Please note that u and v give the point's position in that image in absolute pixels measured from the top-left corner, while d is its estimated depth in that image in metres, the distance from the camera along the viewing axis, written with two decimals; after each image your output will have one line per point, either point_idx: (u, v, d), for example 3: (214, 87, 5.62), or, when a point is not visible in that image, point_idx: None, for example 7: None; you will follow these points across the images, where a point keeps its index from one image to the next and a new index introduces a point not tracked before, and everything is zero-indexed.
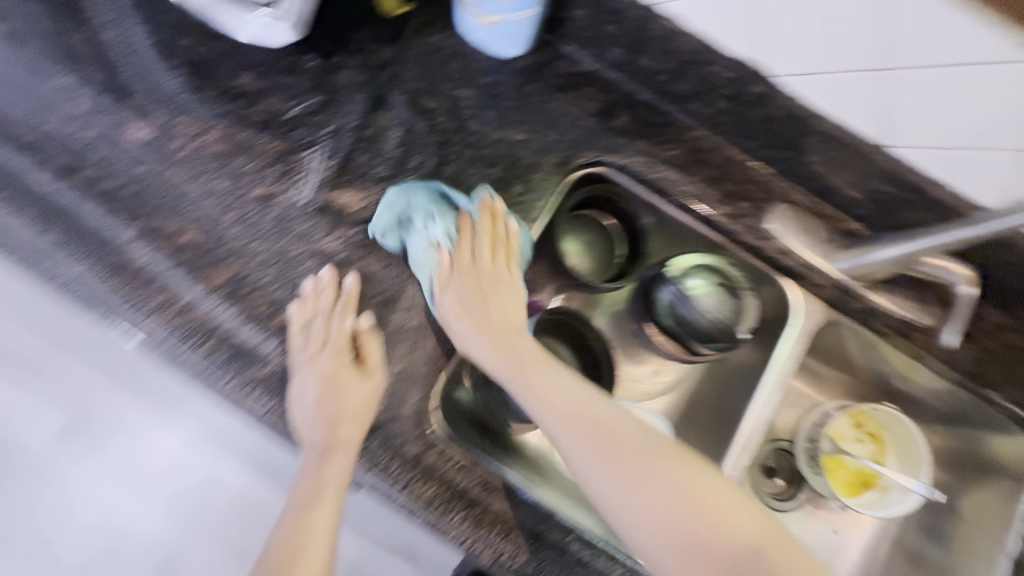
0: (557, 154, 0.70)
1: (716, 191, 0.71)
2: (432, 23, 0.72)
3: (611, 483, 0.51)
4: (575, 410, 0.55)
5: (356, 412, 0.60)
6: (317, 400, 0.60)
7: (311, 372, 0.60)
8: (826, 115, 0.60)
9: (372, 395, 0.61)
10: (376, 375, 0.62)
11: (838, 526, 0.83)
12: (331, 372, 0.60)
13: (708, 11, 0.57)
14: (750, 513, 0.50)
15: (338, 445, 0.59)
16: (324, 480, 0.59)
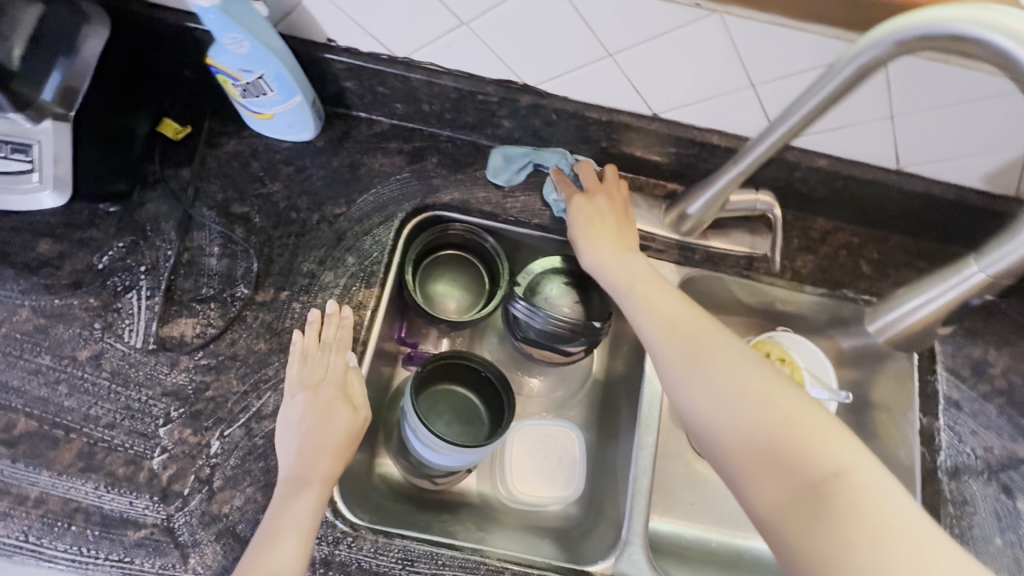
0: (380, 213, 0.71)
1: (539, 198, 0.73)
2: (221, 131, 0.72)
3: (702, 379, 0.50)
4: (670, 310, 0.56)
5: (338, 447, 0.58)
6: (304, 430, 0.58)
7: (303, 403, 0.59)
8: (594, 105, 0.64)
9: (355, 430, 0.59)
10: (362, 412, 0.61)
11: None
12: (321, 400, 0.59)
13: (448, 53, 0.61)
14: (826, 441, 0.45)
15: (313, 481, 0.55)
16: (279, 522, 0.53)
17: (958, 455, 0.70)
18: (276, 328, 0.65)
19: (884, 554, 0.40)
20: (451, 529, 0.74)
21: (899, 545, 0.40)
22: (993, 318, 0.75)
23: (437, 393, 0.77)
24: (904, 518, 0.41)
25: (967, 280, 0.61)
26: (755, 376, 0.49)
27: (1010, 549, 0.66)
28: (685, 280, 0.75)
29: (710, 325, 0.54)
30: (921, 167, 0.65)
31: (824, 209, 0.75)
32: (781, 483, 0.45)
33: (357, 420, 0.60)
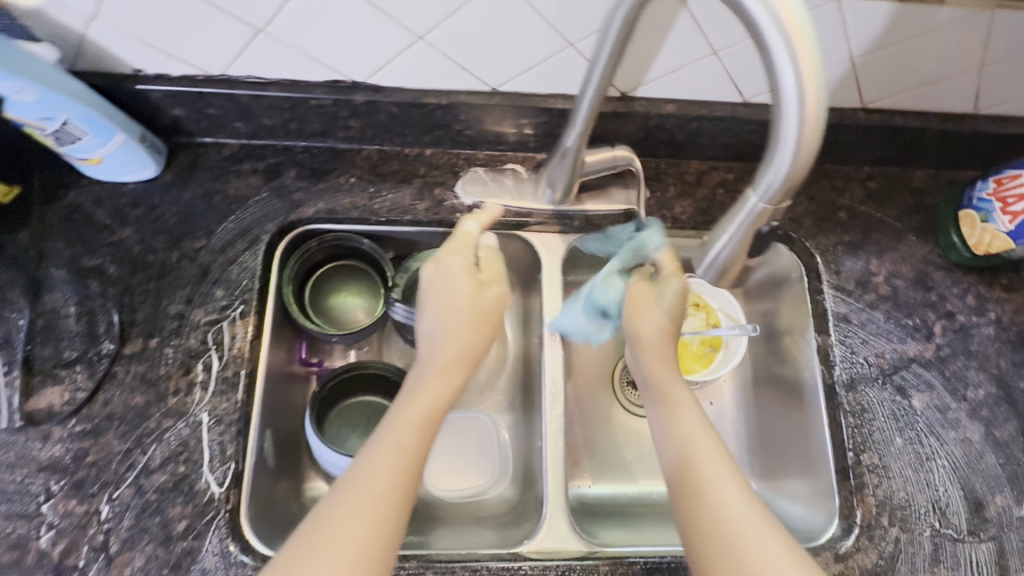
0: (244, 239, 0.68)
1: (407, 192, 0.72)
2: (56, 184, 0.67)
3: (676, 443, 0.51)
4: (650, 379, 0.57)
5: (479, 322, 0.58)
6: (428, 318, 0.57)
7: (434, 285, 0.59)
8: (431, 90, 0.63)
9: (494, 309, 0.59)
10: (496, 292, 0.60)
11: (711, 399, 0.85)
12: (451, 272, 0.59)
13: (264, 63, 0.58)
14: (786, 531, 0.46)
15: (414, 390, 0.53)
16: (417, 400, 0.52)
17: (852, 366, 0.72)
18: (151, 377, 0.63)
19: None
20: None
21: None
22: (871, 227, 0.77)
23: (347, 408, 0.76)
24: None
25: (750, 217, 0.39)
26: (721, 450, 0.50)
27: (909, 446, 0.69)
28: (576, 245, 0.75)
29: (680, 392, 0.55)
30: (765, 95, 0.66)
31: (693, 151, 0.74)
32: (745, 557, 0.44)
33: (501, 294, 0.60)
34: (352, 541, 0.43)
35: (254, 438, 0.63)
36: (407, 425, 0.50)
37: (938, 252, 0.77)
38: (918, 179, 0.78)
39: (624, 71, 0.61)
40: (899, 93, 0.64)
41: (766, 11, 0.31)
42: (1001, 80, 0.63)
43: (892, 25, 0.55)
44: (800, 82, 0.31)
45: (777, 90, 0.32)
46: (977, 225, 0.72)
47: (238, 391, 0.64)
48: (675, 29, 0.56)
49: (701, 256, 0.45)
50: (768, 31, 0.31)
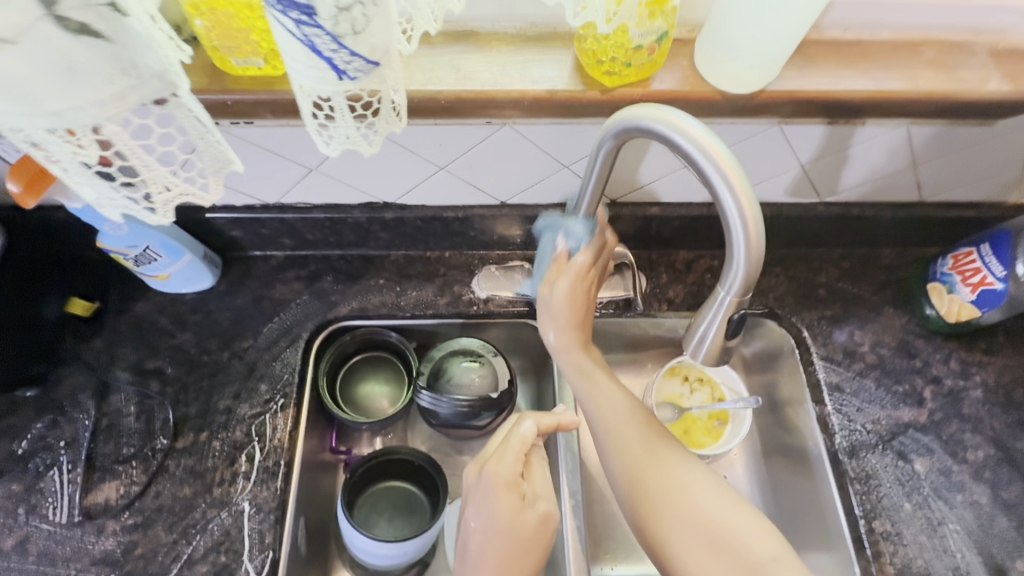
0: (287, 338, 0.77)
1: (430, 290, 0.81)
2: (127, 297, 0.78)
3: (655, 504, 0.55)
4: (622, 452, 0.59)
5: (519, 543, 0.56)
6: (471, 523, 0.58)
7: (479, 495, 0.59)
8: (450, 206, 0.75)
9: (524, 530, 0.57)
10: (530, 513, 0.58)
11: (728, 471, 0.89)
12: (489, 490, 0.58)
13: (312, 193, 0.71)
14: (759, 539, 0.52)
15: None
16: None
17: (851, 434, 0.76)
18: (199, 470, 0.68)
19: None
20: None
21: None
22: (850, 302, 0.85)
23: (375, 494, 0.79)
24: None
25: (723, 306, 0.48)
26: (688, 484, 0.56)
27: (919, 511, 0.71)
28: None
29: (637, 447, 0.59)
30: None
31: (679, 242, 0.84)
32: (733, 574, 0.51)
33: (544, 514, 0.58)
34: None
35: (290, 526, 0.67)
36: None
37: (916, 322, 0.84)
38: (887, 257, 0.87)
39: (611, 183, 0.73)
40: (850, 189, 0.75)
41: (707, 161, 0.41)
42: (936, 177, 0.74)
43: (830, 141, 0.66)
44: (743, 214, 0.41)
45: (722, 211, 0.42)
46: (943, 295, 0.79)
47: (277, 479, 0.69)
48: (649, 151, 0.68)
49: (687, 338, 0.52)
50: (713, 178, 0.41)
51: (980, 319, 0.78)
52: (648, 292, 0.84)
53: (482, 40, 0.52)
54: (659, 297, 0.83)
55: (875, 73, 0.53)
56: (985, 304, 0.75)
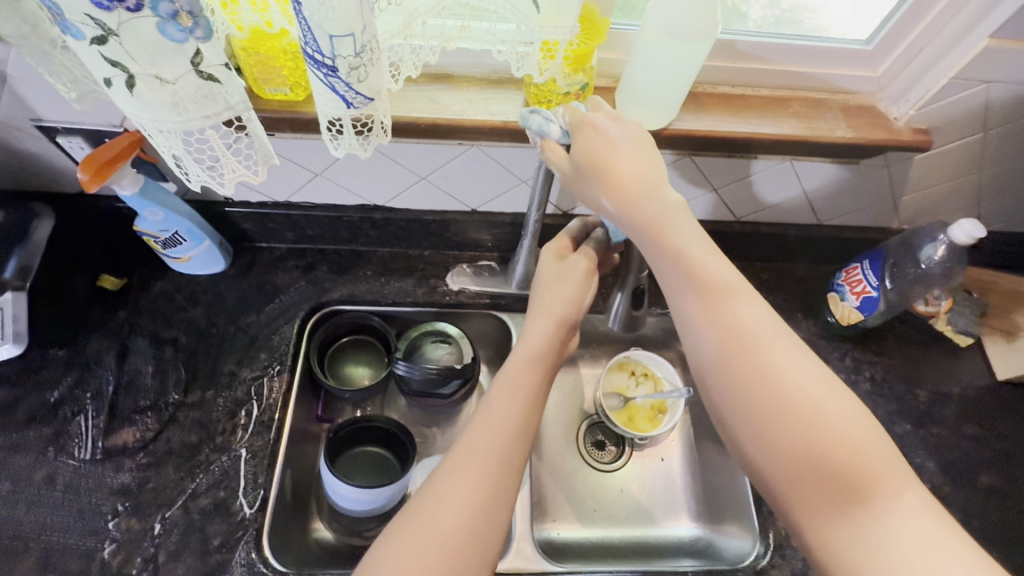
0: (285, 316, 0.91)
1: (410, 282, 0.96)
2: (148, 276, 0.91)
3: (759, 389, 0.53)
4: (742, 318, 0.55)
5: (565, 295, 0.65)
6: (535, 289, 0.68)
7: (542, 270, 0.69)
8: (429, 210, 0.90)
9: (571, 274, 0.66)
10: (577, 265, 0.67)
11: (663, 453, 1.04)
12: (549, 266, 0.68)
13: (316, 194, 0.86)
14: (856, 432, 0.51)
15: (478, 429, 0.57)
16: (508, 384, 0.60)
17: None
18: (204, 420, 0.81)
19: (836, 496, 0.49)
20: None
21: (880, 505, 0.48)
22: None
23: (355, 455, 0.92)
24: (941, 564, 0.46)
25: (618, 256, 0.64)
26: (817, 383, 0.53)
27: None
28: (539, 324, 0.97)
29: (765, 341, 0.54)
30: None
31: None
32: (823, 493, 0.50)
33: (585, 271, 0.66)
34: (462, 495, 0.52)
35: (279, 471, 0.80)
36: (470, 479, 0.53)
37: (819, 325, 0.99)
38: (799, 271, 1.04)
39: (563, 198, 0.89)
40: (757, 210, 0.92)
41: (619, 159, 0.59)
42: (827, 205, 0.91)
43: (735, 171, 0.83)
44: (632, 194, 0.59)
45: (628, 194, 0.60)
46: (837, 303, 0.95)
47: (271, 431, 0.81)
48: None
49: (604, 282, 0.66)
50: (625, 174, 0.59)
51: (866, 323, 0.94)
52: None
53: (456, 80, 0.68)
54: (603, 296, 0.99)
55: (753, 120, 0.70)
56: (866, 309, 0.92)
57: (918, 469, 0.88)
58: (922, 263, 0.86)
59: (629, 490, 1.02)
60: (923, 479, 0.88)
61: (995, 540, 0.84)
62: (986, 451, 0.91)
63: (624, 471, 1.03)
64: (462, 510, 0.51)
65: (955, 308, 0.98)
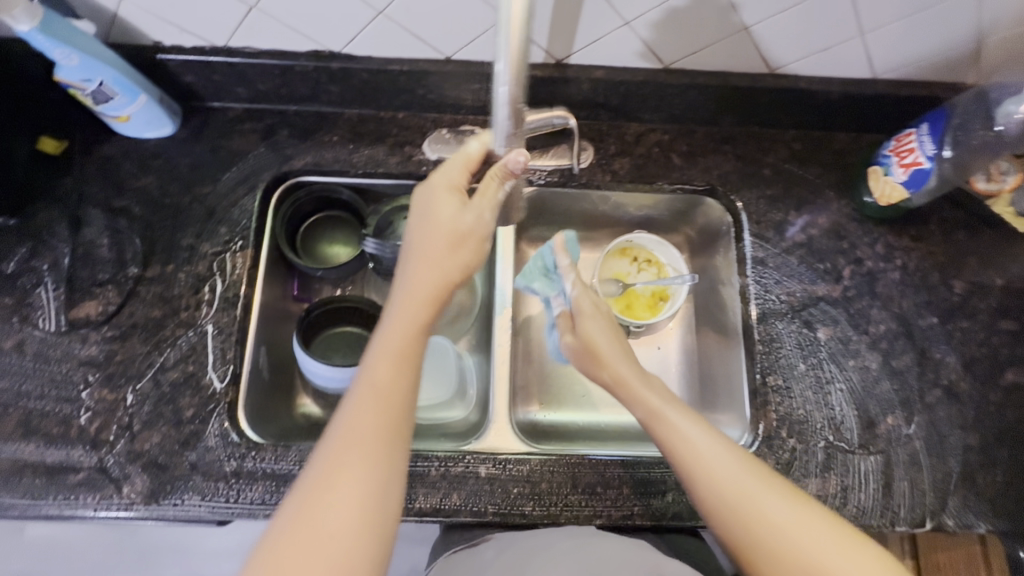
0: (244, 186, 0.82)
1: (381, 149, 0.84)
2: (94, 140, 0.82)
3: (747, 509, 0.56)
4: (617, 361, 0.67)
5: (447, 253, 0.60)
6: (413, 231, 0.63)
7: (423, 203, 0.63)
8: (395, 59, 0.77)
9: (460, 223, 0.61)
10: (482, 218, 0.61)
11: (660, 342, 0.98)
12: (432, 198, 0.62)
13: (259, 36, 0.73)
14: (795, 522, 0.55)
15: (364, 392, 0.55)
16: (390, 342, 0.57)
17: (765, 302, 0.82)
18: (167, 295, 0.77)
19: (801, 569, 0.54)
20: None
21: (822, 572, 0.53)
22: (792, 184, 0.87)
23: (334, 334, 0.89)
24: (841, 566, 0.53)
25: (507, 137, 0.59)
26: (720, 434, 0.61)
27: (811, 371, 0.79)
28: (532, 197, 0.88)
29: (699, 436, 0.60)
30: (680, 63, 0.78)
31: (629, 116, 0.86)
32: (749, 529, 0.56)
33: (478, 217, 0.61)
34: (357, 468, 0.51)
35: (248, 348, 0.77)
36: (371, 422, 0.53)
37: (852, 205, 0.86)
38: (838, 142, 0.88)
39: (556, 41, 0.74)
40: (795, 55, 0.76)
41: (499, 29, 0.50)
42: (885, 48, 0.74)
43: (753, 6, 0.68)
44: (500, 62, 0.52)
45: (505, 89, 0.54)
46: (879, 179, 0.81)
47: (237, 308, 0.77)
48: (588, 5, 0.68)
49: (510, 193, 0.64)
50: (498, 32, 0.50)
51: (910, 201, 0.80)
52: (592, 164, 0.87)
53: None
54: (601, 169, 0.86)
55: None
56: (912, 185, 0.77)
57: (936, 365, 0.81)
58: (996, 123, 0.72)
59: None
60: (939, 375, 0.80)
61: (1007, 440, 0.78)
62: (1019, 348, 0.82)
63: None
64: (362, 481, 0.51)
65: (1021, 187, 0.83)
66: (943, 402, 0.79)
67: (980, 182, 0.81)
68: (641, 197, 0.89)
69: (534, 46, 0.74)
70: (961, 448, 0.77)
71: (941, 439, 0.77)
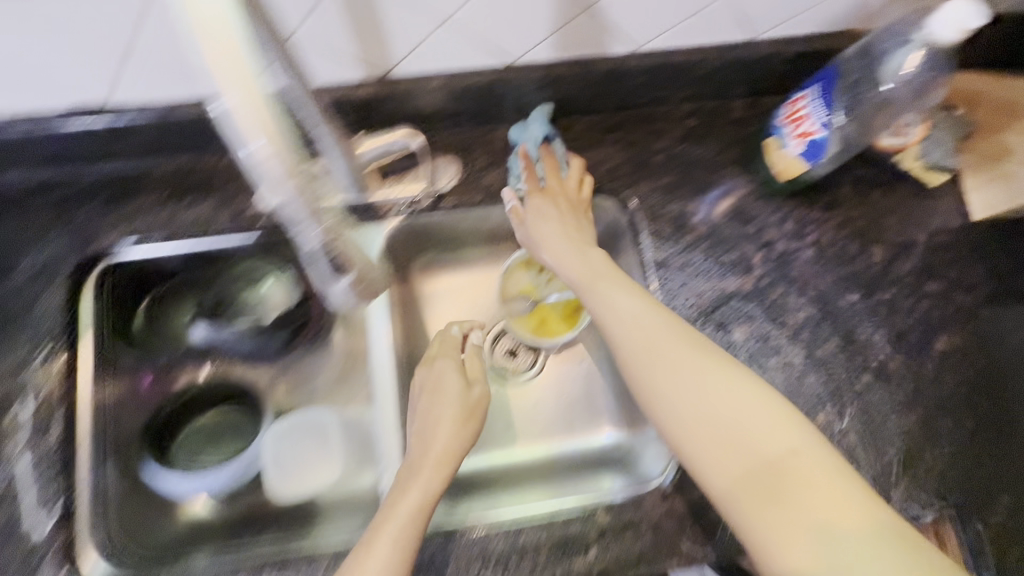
0: (45, 276, 0.69)
1: (207, 204, 0.71)
2: None
3: (735, 457, 0.51)
4: (636, 335, 0.59)
5: (461, 412, 0.65)
6: (423, 399, 0.66)
7: (424, 382, 0.68)
8: (190, 99, 0.65)
9: (476, 403, 0.66)
10: (476, 387, 0.67)
11: (582, 357, 0.92)
12: (443, 371, 0.67)
13: (8, 97, 0.61)
14: (781, 432, 0.51)
15: (376, 538, 0.54)
16: (416, 463, 0.61)
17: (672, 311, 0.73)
18: None
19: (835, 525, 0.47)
20: (269, 542, 0.67)
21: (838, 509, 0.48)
22: (687, 168, 0.77)
23: (194, 432, 0.75)
24: (823, 495, 0.48)
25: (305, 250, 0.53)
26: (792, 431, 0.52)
27: None
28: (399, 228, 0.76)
29: (634, 306, 0.61)
30: (527, 59, 0.64)
31: (493, 118, 0.73)
32: (765, 505, 0.49)
33: (479, 396, 0.67)
34: None
35: (77, 469, 0.64)
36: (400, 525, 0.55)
37: (755, 182, 0.77)
38: (736, 110, 0.78)
39: (368, 54, 0.59)
40: (655, 30, 0.63)
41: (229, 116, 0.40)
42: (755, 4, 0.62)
43: None
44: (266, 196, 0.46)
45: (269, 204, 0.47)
46: (777, 150, 0.71)
47: (55, 428, 0.65)
48: (385, 11, 0.54)
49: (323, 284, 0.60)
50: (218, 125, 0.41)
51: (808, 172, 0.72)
52: (461, 181, 0.74)
53: None
54: (471, 185, 0.74)
55: None
56: (812, 156, 0.68)
57: (865, 346, 0.73)
58: (885, 82, 0.64)
59: (546, 401, 0.90)
60: (870, 357, 0.73)
61: None
62: (952, 309, 0.73)
63: (540, 381, 0.92)
64: None
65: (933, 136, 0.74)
66: (876, 386, 0.72)
67: (887, 138, 0.74)
68: (528, 209, 0.79)
69: (344, 62, 0.60)
70: (900, 434, 0.71)
71: (880, 428, 0.70)
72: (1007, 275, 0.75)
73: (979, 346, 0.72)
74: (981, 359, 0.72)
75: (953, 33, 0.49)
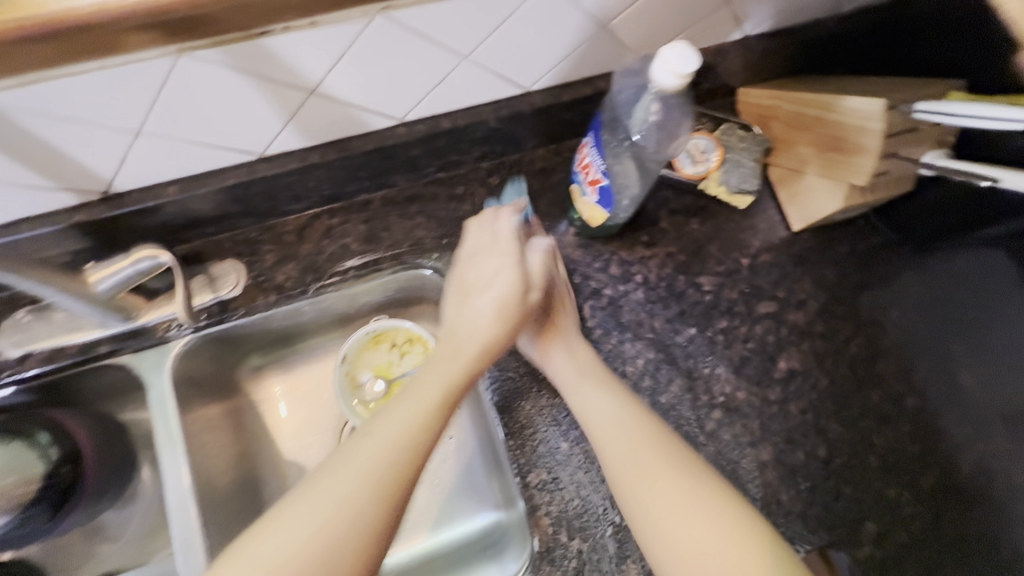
0: None
1: None
2: None
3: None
4: (614, 447, 0.56)
5: (493, 327, 0.59)
6: (491, 275, 0.62)
7: (491, 251, 0.63)
8: None
9: (516, 306, 0.61)
10: (529, 298, 0.62)
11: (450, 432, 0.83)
12: (490, 270, 0.62)
13: None
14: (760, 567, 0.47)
15: (374, 440, 0.48)
16: (462, 356, 0.56)
17: (503, 383, 0.69)
18: None
19: None
20: None
21: None
22: None
23: None
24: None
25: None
26: (748, 543, 0.48)
27: (576, 447, 0.66)
28: (185, 351, 0.67)
29: (609, 399, 0.59)
30: (275, 147, 0.57)
31: (272, 211, 0.67)
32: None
33: (484, 342, 0.58)
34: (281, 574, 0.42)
35: None
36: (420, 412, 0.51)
37: (573, 231, 0.74)
38: (539, 160, 0.74)
39: (63, 176, 0.51)
40: (407, 99, 0.57)
41: None
42: (508, 59, 0.56)
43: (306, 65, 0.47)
44: None
45: None
46: (578, 199, 0.68)
47: None
48: (49, 138, 0.46)
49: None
50: None
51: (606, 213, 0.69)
52: (250, 285, 0.67)
53: None
54: (263, 287, 0.67)
55: None
56: (608, 203, 0.65)
57: (707, 382, 0.70)
58: (637, 129, 0.61)
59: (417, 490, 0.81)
60: (714, 393, 0.70)
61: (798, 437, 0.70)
62: (787, 329, 0.74)
63: None
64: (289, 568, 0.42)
65: (730, 159, 0.75)
66: (725, 423, 0.69)
67: (687, 167, 0.75)
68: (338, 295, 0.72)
69: (32, 187, 0.51)
70: (756, 469, 0.68)
71: (734, 467, 0.67)
72: (833, 287, 0.76)
73: (820, 364, 0.73)
74: (824, 377, 0.72)
75: (678, 78, 0.47)
